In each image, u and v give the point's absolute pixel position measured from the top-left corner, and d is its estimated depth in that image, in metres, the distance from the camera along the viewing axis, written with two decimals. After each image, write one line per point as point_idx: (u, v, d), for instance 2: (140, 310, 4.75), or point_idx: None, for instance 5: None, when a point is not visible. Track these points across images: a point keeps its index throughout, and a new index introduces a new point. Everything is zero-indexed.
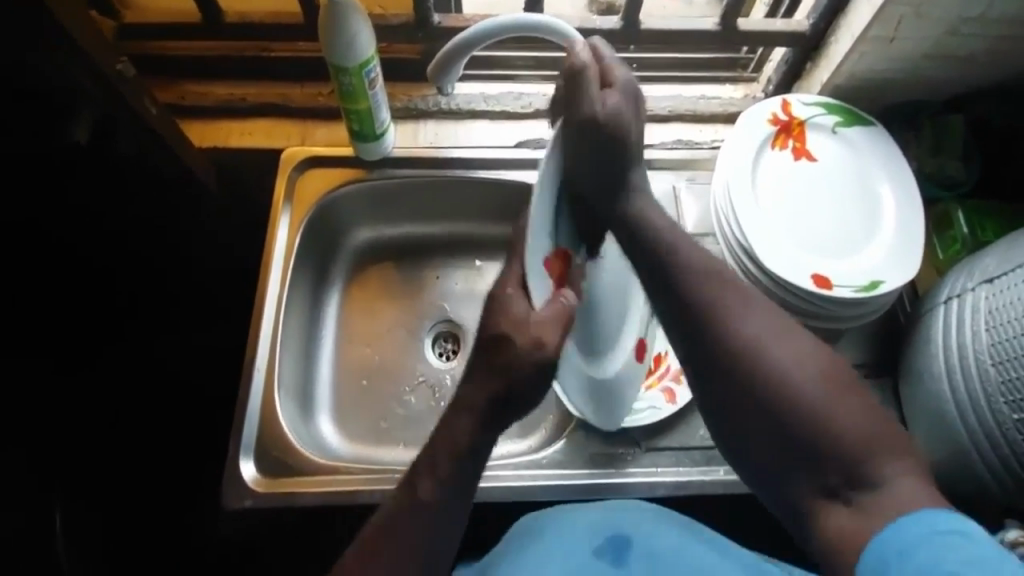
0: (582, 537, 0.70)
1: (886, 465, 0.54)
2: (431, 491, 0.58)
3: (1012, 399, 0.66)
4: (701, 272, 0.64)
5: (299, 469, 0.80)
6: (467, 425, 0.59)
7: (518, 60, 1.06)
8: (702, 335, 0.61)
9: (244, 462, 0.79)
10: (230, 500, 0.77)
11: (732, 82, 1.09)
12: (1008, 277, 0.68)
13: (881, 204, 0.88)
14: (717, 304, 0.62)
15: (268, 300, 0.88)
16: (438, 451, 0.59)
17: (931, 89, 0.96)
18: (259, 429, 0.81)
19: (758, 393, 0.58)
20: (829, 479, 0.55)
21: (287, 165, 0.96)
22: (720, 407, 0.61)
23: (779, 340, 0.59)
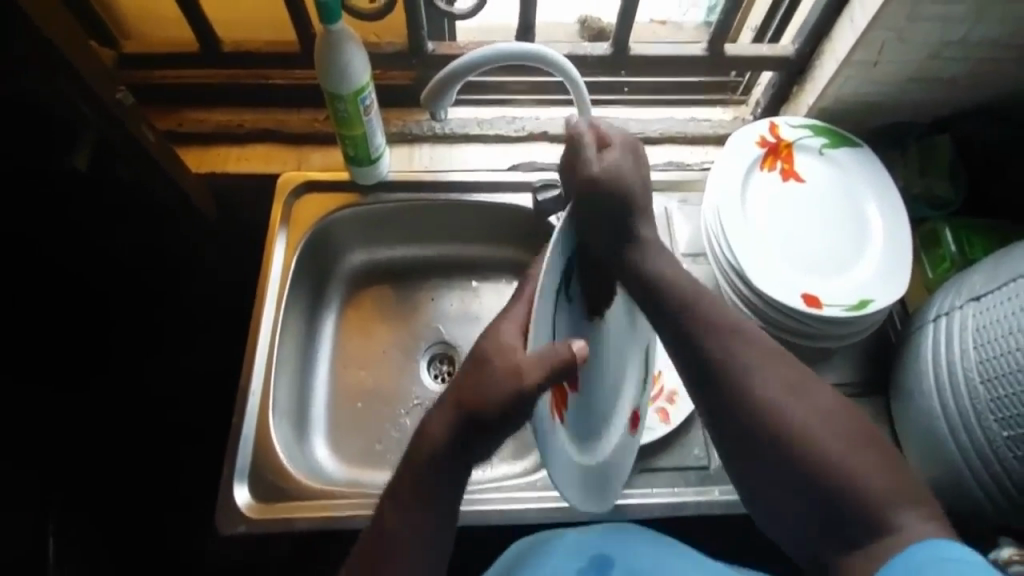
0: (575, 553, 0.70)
1: (902, 512, 0.57)
2: (395, 519, 0.60)
3: (1002, 416, 0.66)
4: (724, 331, 0.64)
5: (297, 494, 0.79)
6: (435, 440, 0.60)
7: (510, 86, 1.09)
8: (722, 394, 0.63)
9: (238, 486, 0.78)
10: (224, 524, 0.76)
11: (722, 105, 1.12)
12: (994, 295, 0.69)
13: (870, 223, 0.90)
14: (738, 360, 0.63)
15: (264, 325, 0.88)
16: (408, 473, 0.61)
17: (914, 112, 0.99)
18: (254, 454, 0.80)
19: (779, 456, 0.60)
20: (851, 528, 0.58)
21: (284, 192, 0.97)
22: (742, 466, 0.63)
23: (797, 400, 0.61)
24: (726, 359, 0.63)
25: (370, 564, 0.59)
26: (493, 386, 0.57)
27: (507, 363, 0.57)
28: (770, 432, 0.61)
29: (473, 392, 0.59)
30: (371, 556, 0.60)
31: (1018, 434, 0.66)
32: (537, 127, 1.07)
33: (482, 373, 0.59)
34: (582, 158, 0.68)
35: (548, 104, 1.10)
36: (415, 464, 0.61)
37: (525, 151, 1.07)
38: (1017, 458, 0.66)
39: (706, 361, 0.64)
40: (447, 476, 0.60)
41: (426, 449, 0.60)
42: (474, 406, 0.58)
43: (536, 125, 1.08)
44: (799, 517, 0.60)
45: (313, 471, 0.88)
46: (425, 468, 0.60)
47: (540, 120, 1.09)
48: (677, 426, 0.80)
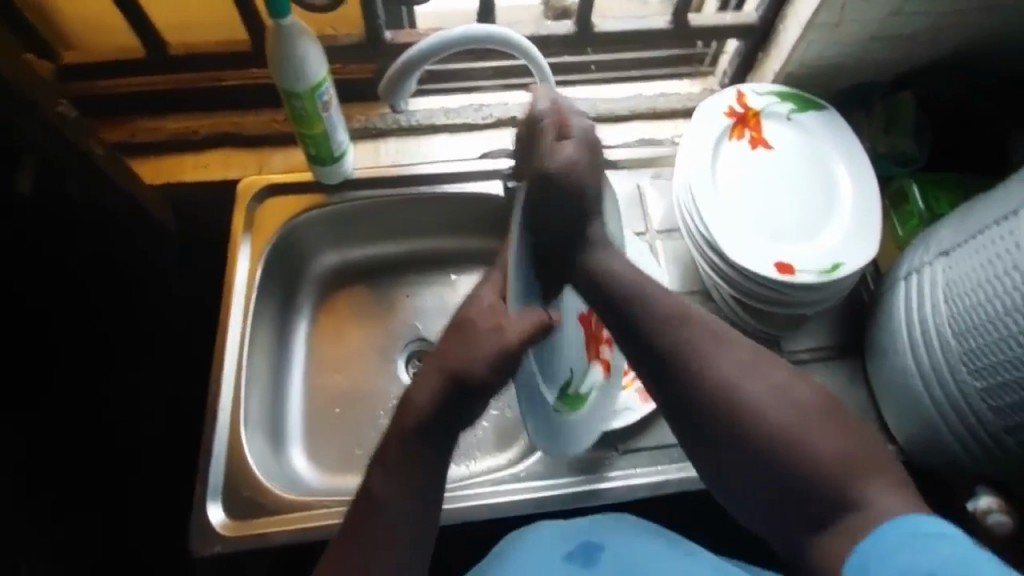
0: (555, 542, 0.68)
1: (868, 485, 0.55)
2: (382, 489, 0.59)
3: (974, 367, 0.66)
4: (669, 311, 0.63)
5: (274, 508, 0.77)
6: (421, 405, 0.59)
7: (475, 72, 1.06)
8: (673, 377, 0.61)
9: (211, 505, 0.76)
10: (198, 546, 0.74)
11: (690, 77, 1.11)
12: (961, 249, 0.68)
13: (840, 186, 0.89)
14: (688, 346, 0.61)
15: (231, 335, 0.85)
16: (393, 444, 0.60)
17: (881, 71, 0.98)
18: (227, 469, 0.78)
19: (736, 436, 0.59)
20: (817, 507, 0.56)
21: (245, 197, 0.94)
22: (704, 449, 0.61)
23: (750, 377, 0.59)
24: (679, 343, 0.62)
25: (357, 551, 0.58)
26: (479, 344, 0.59)
27: (489, 321, 0.59)
28: (726, 414, 0.59)
29: (460, 351, 0.59)
30: (361, 544, 0.58)
31: (990, 385, 0.66)
32: (504, 113, 1.05)
33: (465, 333, 0.60)
34: (540, 154, 0.64)
35: (516, 89, 1.08)
36: (397, 434, 0.61)
37: (492, 138, 1.04)
38: (991, 409, 0.66)
39: (661, 346, 0.62)
40: (427, 454, 0.60)
41: (410, 417, 0.60)
42: (463, 368, 0.58)
43: (502, 111, 1.05)
44: (762, 499, 0.59)
45: (292, 482, 0.86)
46: (408, 442, 0.60)
47: (506, 105, 1.06)
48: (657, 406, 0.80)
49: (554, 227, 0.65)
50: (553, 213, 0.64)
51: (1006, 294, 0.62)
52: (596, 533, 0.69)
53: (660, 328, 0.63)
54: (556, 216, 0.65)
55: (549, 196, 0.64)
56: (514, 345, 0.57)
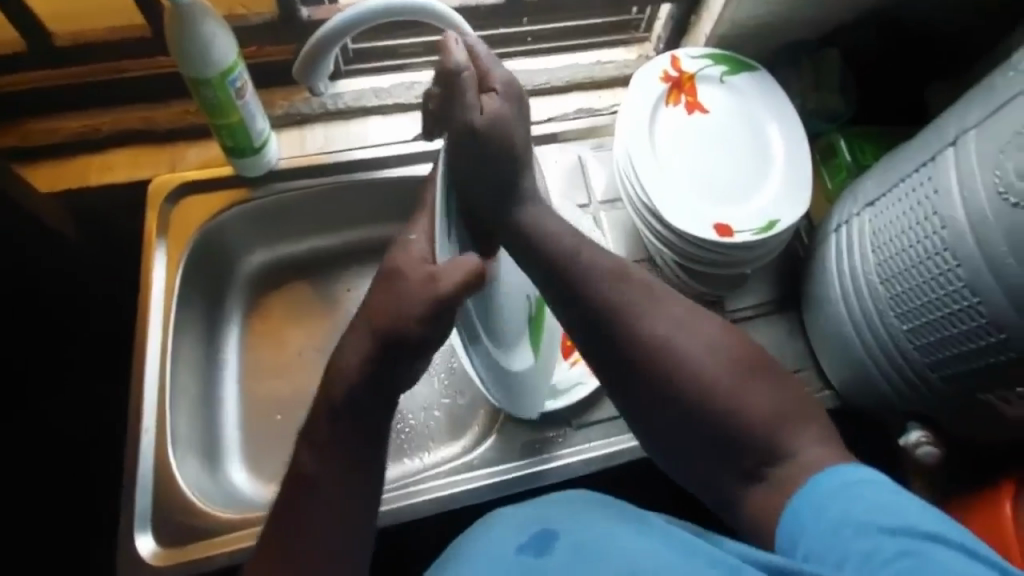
0: (504, 537, 0.57)
1: (798, 437, 0.55)
2: (312, 464, 0.54)
3: (901, 311, 0.69)
4: (604, 271, 0.61)
5: (211, 530, 0.73)
6: (350, 369, 0.55)
7: (404, 48, 0.99)
8: (605, 334, 0.60)
9: (139, 535, 0.71)
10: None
11: (626, 44, 1.08)
12: (885, 199, 0.70)
13: (774, 145, 0.90)
14: (622, 308, 0.59)
15: (150, 350, 0.79)
16: (325, 414, 0.55)
17: (811, 29, 0.98)
18: (155, 495, 0.73)
19: (670, 395, 0.57)
20: (748, 461, 0.55)
21: (157, 198, 0.87)
22: (639, 411, 0.59)
23: (684, 336, 0.58)
24: (610, 303, 0.60)
25: (282, 532, 0.53)
26: (407, 299, 0.54)
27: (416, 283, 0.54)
28: (660, 374, 0.57)
29: (389, 307, 0.54)
30: (290, 524, 0.53)
31: (915, 327, 0.68)
32: None
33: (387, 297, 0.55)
34: (464, 113, 0.58)
35: None
36: (328, 406, 0.55)
37: (426, 119, 1.00)
38: (917, 349, 0.69)
39: (591, 309, 0.60)
40: (365, 459, 0.55)
41: (339, 389, 0.55)
42: (393, 329, 0.54)
43: None
44: (701, 463, 0.57)
45: (233, 497, 0.81)
46: (337, 411, 0.55)
47: None
48: None
49: (485, 185, 0.62)
50: (482, 179, 0.61)
51: (927, 240, 0.64)
52: (553, 521, 0.57)
53: (597, 297, 0.60)
54: (479, 167, 0.61)
55: (476, 153, 0.60)
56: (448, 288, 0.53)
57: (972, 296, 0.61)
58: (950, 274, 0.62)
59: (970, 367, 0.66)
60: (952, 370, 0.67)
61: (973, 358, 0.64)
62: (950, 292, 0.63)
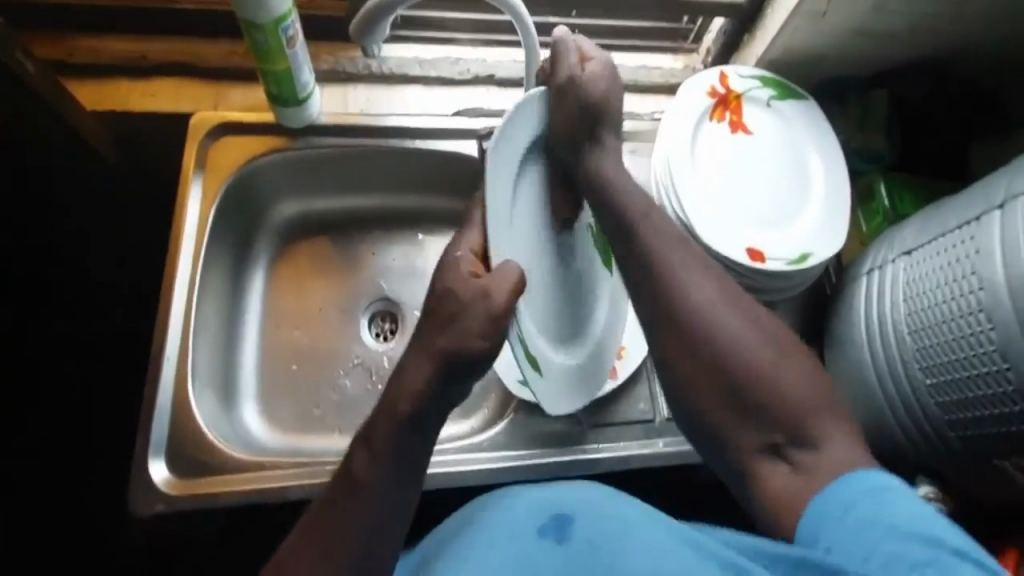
0: (528, 515, 0.60)
1: (824, 426, 0.57)
2: (366, 468, 0.55)
3: (926, 364, 0.70)
4: (663, 237, 0.64)
5: (223, 467, 0.73)
6: (413, 382, 0.55)
7: (452, 21, 1.00)
8: (654, 286, 0.63)
9: (154, 461, 0.72)
10: (138, 503, 0.70)
11: (673, 53, 1.09)
12: (923, 250, 0.71)
13: (813, 177, 0.91)
14: (672, 269, 0.63)
15: (178, 283, 0.79)
16: (376, 425, 0.56)
17: (859, 67, 0.99)
18: (173, 427, 0.74)
19: (703, 355, 0.60)
20: (775, 436, 0.57)
21: (197, 133, 0.87)
22: (672, 365, 0.62)
23: (728, 310, 0.60)
24: (658, 260, 0.63)
25: (328, 537, 0.53)
26: (463, 316, 0.55)
27: (472, 288, 0.55)
28: (700, 331, 0.60)
29: (449, 329, 0.55)
30: (333, 525, 0.54)
31: (938, 382, 0.69)
32: (483, 70, 0.99)
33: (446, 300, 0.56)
34: (567, 71, 0.66)
35: (498, 45, 1.03)
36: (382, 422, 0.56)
37: (467, 96, 0.99)
38: (937, 405, 0.70)
39: (644, 265, 0.64)
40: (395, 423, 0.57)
41: (402, 403, 0.55)
42: (454, 348, 0.55)
43: (481, 67, 1.00)
44: (727, 431, 0.60)
45: (243, 440, 0.82)
46: (399, 427, 0.55)
47: (485, 61, 1.01)
48: (623, 382, 0.80)
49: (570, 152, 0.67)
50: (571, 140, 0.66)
51: (962, 297, 0.65)
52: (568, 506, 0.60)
53: (642, 253, 0.64)
54: (571, 134, 0.66)
55: (580, 110, 0.65)
56: (499, 310, 0.54)
57: (988, 325, 0.62)
58: (981, 335, 0.63)
59: (990, 430, 0.67)
60: (970, 430, 0.69)
61: (992, 422, 0.66)
62: (980, 354, 0.64)
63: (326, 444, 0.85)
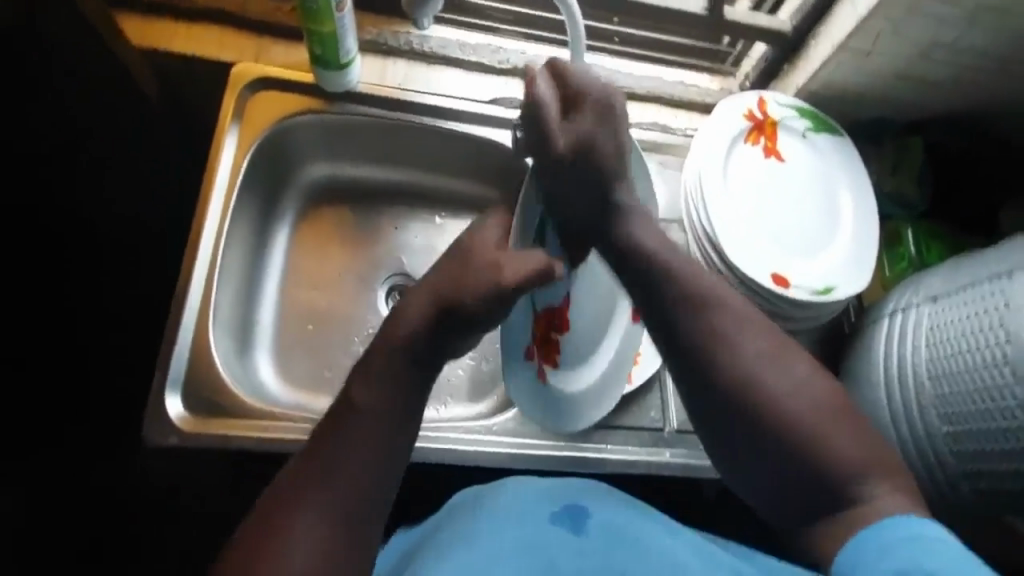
0: (534, 501, 0.60)
1: (875, 484, 0.54)
2: (364, 394, 0.54)
3: (944, 412, 0.70)
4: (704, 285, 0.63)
5: (239, 412, 0.73)
6: (410, 324, 0.58)
7: (496, 12, 1.01)
8: (695, 345, 0.60)
9: (170, 396, 0.71)
10: (150, 437, 0.69)
11: (710, 73, 1.09)
12: (950, 297, 0.72)
13: (841, 211, 0.92)
14: (714, 314, 0.61)
15: (206, 229, 0.79)
16: (375, 353, 0.57)
17: (896, 111, 1.01)
18: (190, 366, 0.73)
19: (745, 420, 0.57)
20: (822, 496, 0.55)
21: (237, 83, 0.86)
22: (717, 430, 0.59)
23: (768, 360, 0.58)
24: (699, 302, 0.62)
25: (317, 466, 0.51)
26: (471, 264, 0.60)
27: (483, 251, 0.61)
28: (744, 394, 0.58)
29: (452, 277, 0.60)
30: (329, 458, 0.51)
31: (956, 432, 0.70)
32: (521, 62, 1.00)
33: (473, 266, 0.60)
34: (545, 123, 0.60)
35: (536, 41, 1.02)
36: (380, 350, 0.57)
37: (503, 85, 0.99)
38: (954, 454, 0.71)
39: (687, 309, 0.62)
40: (409, 374, 0.57)
41: (399, 329, 0.58)
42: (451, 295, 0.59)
43: (520, 60, 1.00)
44: (775, 488, 0.57)
45: (256, 389, 0.82)
46: (396, 349, 0.57)
47: (524, 54, 1.01)
48: (636, 388, 0.80)
49: (575, 198, 0.64)
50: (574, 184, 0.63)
51: (988, 350, 0.66)
52: (585, 499, 0.60)
53: (681, 304, 0.62)
54: (575, 185, 0.64)
55: (561, 171, 0.62)
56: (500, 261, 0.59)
57: (1013, 379, 0.64)
58: (1007, 390, 0.64)
59: (1006, 485, 0.68)
60: (985, 484, 0.70)
61: (1006, 477, 0.67)
62: (1004, 407, 0.65)
63: (337, 406, 0.86)
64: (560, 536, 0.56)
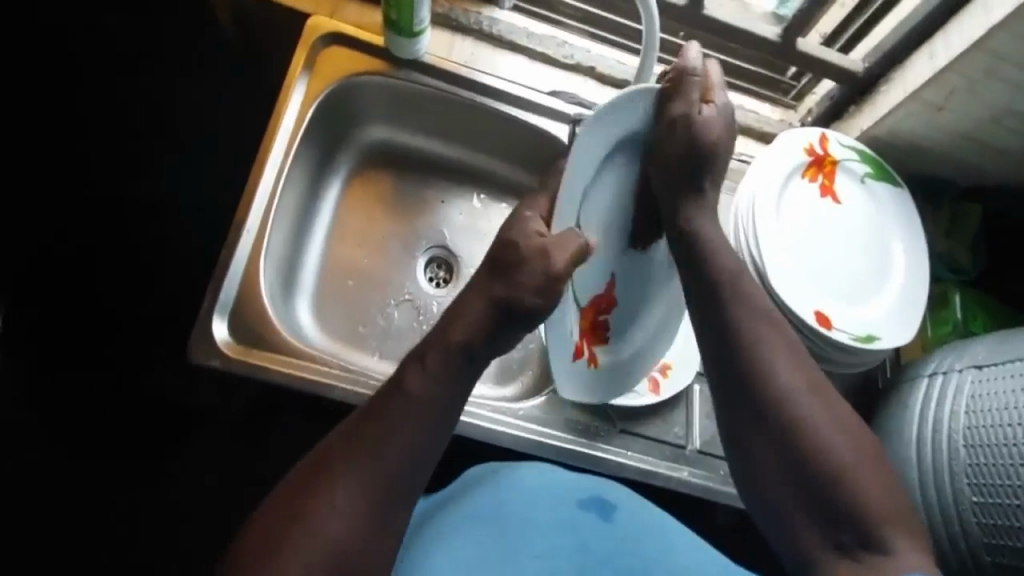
0: (561, 486, 0.64)
1: (896, 536, 0.53)
2: (419, 384, 0.55)
3: (976, 481, 0.69)
4: (755, 310, 0.62)
5: (281, 348, 0.74)
6: (467, 321, 0.58)
7: (567, 8, 1.00)
8: (737, 366, 0.60)
9: (218, 319, 0.73)
10: (193, 354, 0.71)
11: (770, 103, 1.08)
12: (997, 367, 0.71)
13: (892, 261, 0.90)
14: (759, 340, 0.60)
15: (267, 172, 0.80)
16: (434, 346, 0.57)
17: (958, 172, 0.98)
18: (239, 294, 0.75)
19: (777, 442, 0.57)
20: (844, 534, 0.54)
21: (309, 36, 0.87)
22: (746, 454, 0.59)
23: (807, 395, 0.58)
24: (743, 324, 0.61)
25: (358, 450, 0.52)
26: (520, 270, 0.59)
27: (531, 246, 0.60)
28: (779, 425, 0.57)
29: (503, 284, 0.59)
30: (373, 440, 0.52)
31: (985, 503, 0.68)
32: (585, 61, 0.99)
33: (506, 255, 0.61)
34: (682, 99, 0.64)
35: (601, 42, 1.01)
36: (437, 346, 0.57)
37: (562, 79, 0.99)
38: (979, 525, 0.69)
39: (731, 329, 0.61)
40: (454, 368, 0.57)
41: (456, 333, 0.58)
42: (510, 294, 0.59)
43: (584, 57, 0.99)
44: (796, 521, 0.56)
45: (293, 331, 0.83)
46: (451, 352, 0.57)
47: (589, 53, 1.00)
48: (663, 399, 0.79)
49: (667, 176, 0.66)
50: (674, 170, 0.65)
51: None
52: (611, 491, 0.65)
53: (726, 320, 0.62)
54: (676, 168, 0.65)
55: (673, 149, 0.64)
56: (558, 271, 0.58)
57: None
58: None
59: None
60: (1006, 560, 0.67)
61: None
62: None
63: (366, 363, 0.86)
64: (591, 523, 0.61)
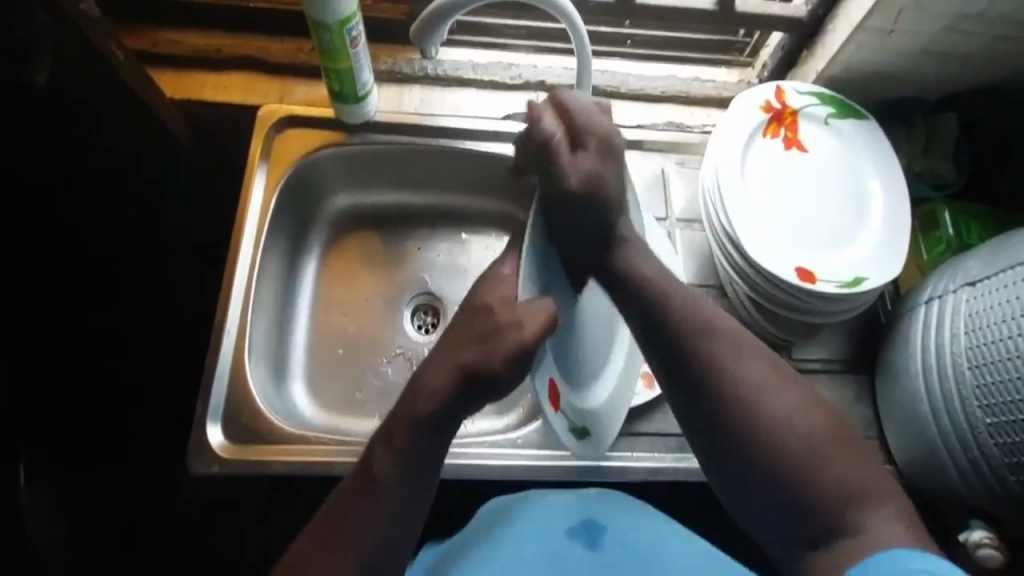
0: (554, 517, 0.69)
1: (869, 516, 0.52)
2: (385, 466, 0.56)
3: (987, 403, 0.66)
4: (697, 312, 0.60)
5: (271, 437, 0.77)
6: (433, 390, 0.57)
7: (509, 28, 1.03)
8: (694, 369, 0.58)
9: (211, 425, 0.77)
10: (195, 464, 0.74)
11: (727, 65, 1.08)
12: (991, 280, 0.68)
13: (870, 195, 0.89)
14: (714, 343, 0.58)
15: (240, 263, 0.85)
16: (404, 418, 0.57)
17: (924, 87, 0.97)
18: (228, 392, 0.79)
19: (744, 436, 0.56)
20: (814, 520, 0.54)
21: (264, 124, 0.91)
22: (718, 454, 0.57)
23: (773, 387, 0.56)
24: (692, 326, 0.59)
25: (332, 535, 0.55)
26: (495, 344, 0.55)
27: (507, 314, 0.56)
28: (742, 422, 0.56)
29: (477, 346, 0.56)
30: (345, 525, 0.55)
31: (1000, 423, 0.65)
32: (533, 76, 1.01)
33: (479, 322, 0.57)
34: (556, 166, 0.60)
35: (549, 52, 1.05)
36: (406, 416, 0.57)
37: (517, 100, 1.01)
38: (998, 446, 0.66)
39: (684, 333, 0.59)
40: (422, 438, 0.57)
41: (421, 402, 0.57)
42: (476, 364, 0.56)
43: (532, 74, 1.01)
44: (776, 512, 0.55)
45: (290, 413, 0.86)
46: (416, 420, 0.57)
47: (536, 68, 1.02)
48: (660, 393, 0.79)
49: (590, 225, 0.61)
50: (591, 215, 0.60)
51: None
52: (599, 515, 0.69)
53: (678, 328, 0.60)
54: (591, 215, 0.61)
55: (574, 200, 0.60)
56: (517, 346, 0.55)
57: None
58: None
59: None
60: None
61: None
62: None
63: (370, 426, 0.89)
64: (579, 553, 0.66)
